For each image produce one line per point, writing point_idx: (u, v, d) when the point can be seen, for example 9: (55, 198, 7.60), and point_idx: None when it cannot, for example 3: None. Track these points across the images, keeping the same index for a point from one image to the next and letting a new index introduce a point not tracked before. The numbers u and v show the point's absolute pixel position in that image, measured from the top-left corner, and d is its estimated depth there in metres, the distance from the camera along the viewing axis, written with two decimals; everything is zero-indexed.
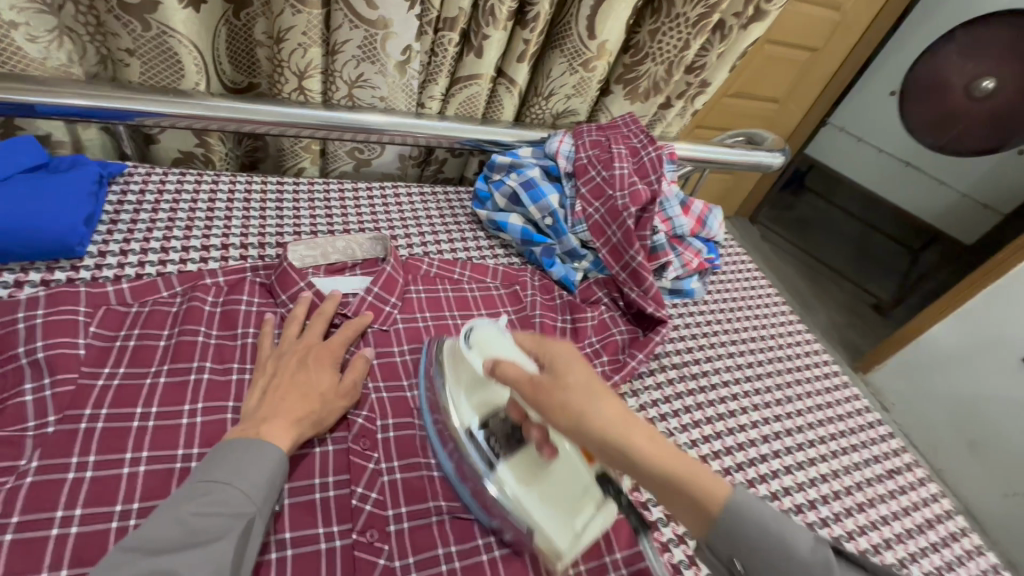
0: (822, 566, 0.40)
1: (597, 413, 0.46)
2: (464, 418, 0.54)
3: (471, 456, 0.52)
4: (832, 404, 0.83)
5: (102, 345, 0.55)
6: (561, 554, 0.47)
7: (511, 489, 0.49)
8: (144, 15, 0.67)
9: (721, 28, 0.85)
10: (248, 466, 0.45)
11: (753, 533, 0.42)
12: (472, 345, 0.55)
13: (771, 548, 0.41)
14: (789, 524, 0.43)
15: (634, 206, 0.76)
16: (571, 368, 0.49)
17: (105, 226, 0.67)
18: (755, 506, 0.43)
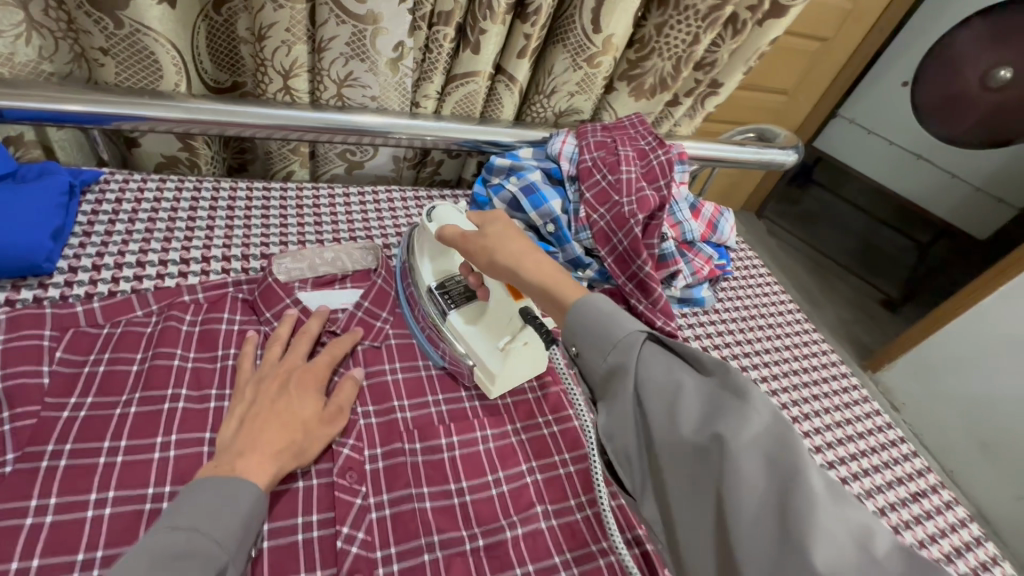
0: (630, 345, 0.43)
1: (505, 246, 0.54)
2: (424, 277, 0.63)
3: (427, 305, 0.61)
4: (851, 420, 0.79)
5: (69, 372, 0.50)
6: (495, 380, 0.58)
7: (456, 330, 0.59)
8: (117, 11, 0.62)
9: (734, 21, 0.80)
10: (221, 507, 0.41)
11: (584, 331, 0.45)
12: (433, 219, 0.63)
13: (594, 334, 0.44)
14: (624, 314, 0.45)
15: (642, 212, 0.72)
16: (495, 221, 0.57)
17: (78, 239, 0.63)
18: (594, 302, 0.46)
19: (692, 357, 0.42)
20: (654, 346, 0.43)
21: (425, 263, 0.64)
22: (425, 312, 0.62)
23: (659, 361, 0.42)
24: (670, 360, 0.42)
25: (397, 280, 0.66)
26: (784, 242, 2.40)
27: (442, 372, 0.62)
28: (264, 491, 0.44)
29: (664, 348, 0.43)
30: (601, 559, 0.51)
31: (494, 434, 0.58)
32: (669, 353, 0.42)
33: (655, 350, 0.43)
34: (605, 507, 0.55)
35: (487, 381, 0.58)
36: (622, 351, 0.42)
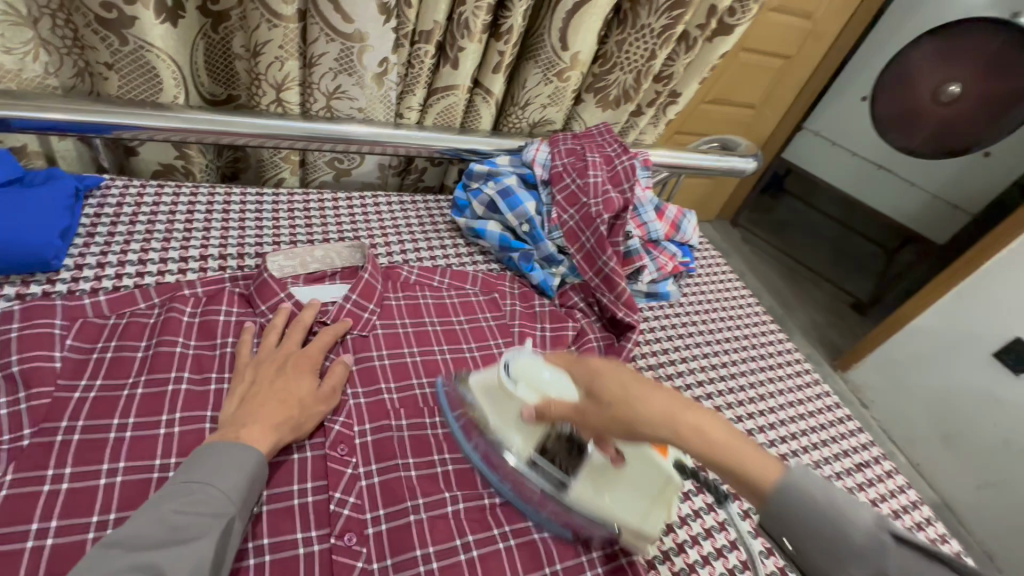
0: (875, 551, 0.39)
1: (644, 409, 0.45)
2: (522, 452, 0.54)
3: (540, 483, 0.53)
4: (803, 401, 0.86)
5: (79, 357, 0.55)
6: (648, 536, 0.53)
7: (592, 499, 0.52)
8: (122, 29, 0.67)
9: (686, 39, 0.88)
10: (227, 465, 0.45)
11: (801, 516, 0.41)
12: (511, 377, 0.53)
13: (826, 533, 0.40)
14: (847, 501, 0.41)
15: (607, 213, 0.78)
16: (604, 374, 0.48)
17: (82, 239, 0.67)
18: (808, 482, 0.42)
19: (953, 560, 0.37)
20: (907, 547, 0.38)
21: (512, 430, 0.54)
22: (542, 490, 0.54)
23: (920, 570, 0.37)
24: (929, 564, 0.37)
25: (460, 432, 0.60)
26: (756, 248, 2.51)
27: (426, 358, 0.67)
28: (264, 456, 0.48)
29: (917, 550, 0.38)
30: None
31: None
32: (926, 557, 0.37)
33: (906, 552, 0.38)
34: None
35: (637, 542, 0.54)
36: (865, 557, 0.39)
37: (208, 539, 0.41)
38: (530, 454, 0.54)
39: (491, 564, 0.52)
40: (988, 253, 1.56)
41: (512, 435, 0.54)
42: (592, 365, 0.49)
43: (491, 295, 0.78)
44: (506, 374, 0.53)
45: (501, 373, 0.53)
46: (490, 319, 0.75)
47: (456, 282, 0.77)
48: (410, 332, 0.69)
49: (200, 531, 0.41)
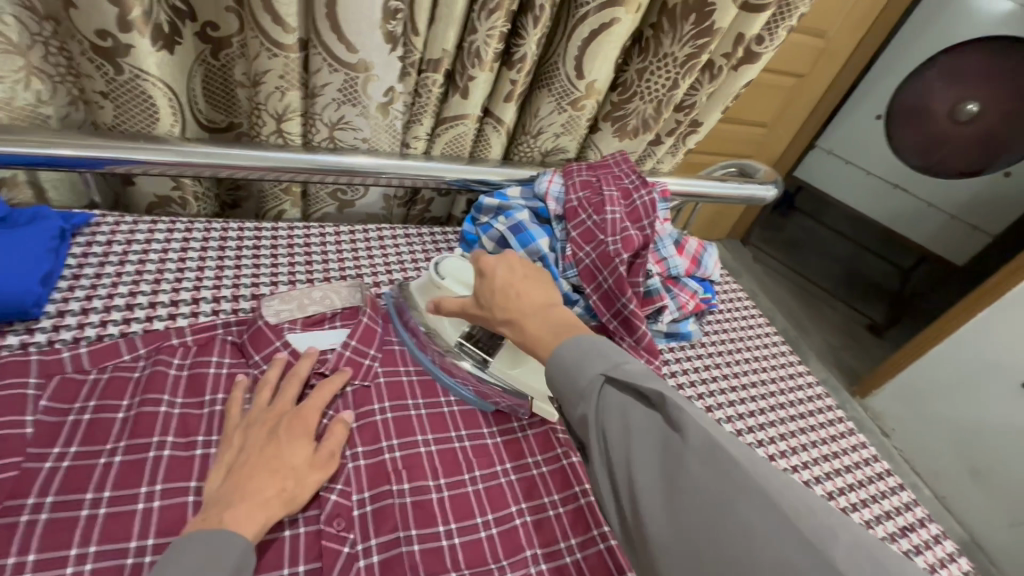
0: (588, 392, 0.46)
1: (517, 300, 0.56)
2: (449, 338, 0.64)
3: (468, 365, 0.63)
4: (838, 453, 0.80)
5: (54, 421, 0.50)
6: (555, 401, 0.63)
7: (508, 373, 0.62)
8: (118, 59, 0.64)
9: (710, 67, 0.84)
10: (207, 562, 0.41)
11: (556, 377, 0.48)
12: (444, 276, 0.64)
13: (567, 387, 0.48)
14: (593, 354, 0.48)
15: (627, 252, 0.73)
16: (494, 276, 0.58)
17: (66, 282, 0.63)
18: (564, 350, 0.50)
19: (645, 393, 0.44)
20: (614, 388, 0.46)
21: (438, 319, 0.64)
22: (468, 369, 0.63)
23: (616, 401, 0.45)
24: (625, 400, 0.45)
25: (410, 342, 0.67)
26: (769, 269, 2.45)
27: (432, 413, 0.62)
28: (252, 541, 0.44)
29: (620, 389, 0.46)
30: None
31: (483, 474, 0.59)
32: (628, 394, 0.45)
33: (616, 392, 0.46)
34: (596, 550, 0.55)
35: (548, 409, 0.62)
36: (584, 398, 0.46)
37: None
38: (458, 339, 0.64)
39: None
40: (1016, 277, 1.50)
41: (438, 325, 0.64)
42: (481, 266, 0.59)
43: None
44: (433, 269, 0.64)
45: (432, 271, 0.64)
46: None
47: None
48: (415, 381, 0.64)
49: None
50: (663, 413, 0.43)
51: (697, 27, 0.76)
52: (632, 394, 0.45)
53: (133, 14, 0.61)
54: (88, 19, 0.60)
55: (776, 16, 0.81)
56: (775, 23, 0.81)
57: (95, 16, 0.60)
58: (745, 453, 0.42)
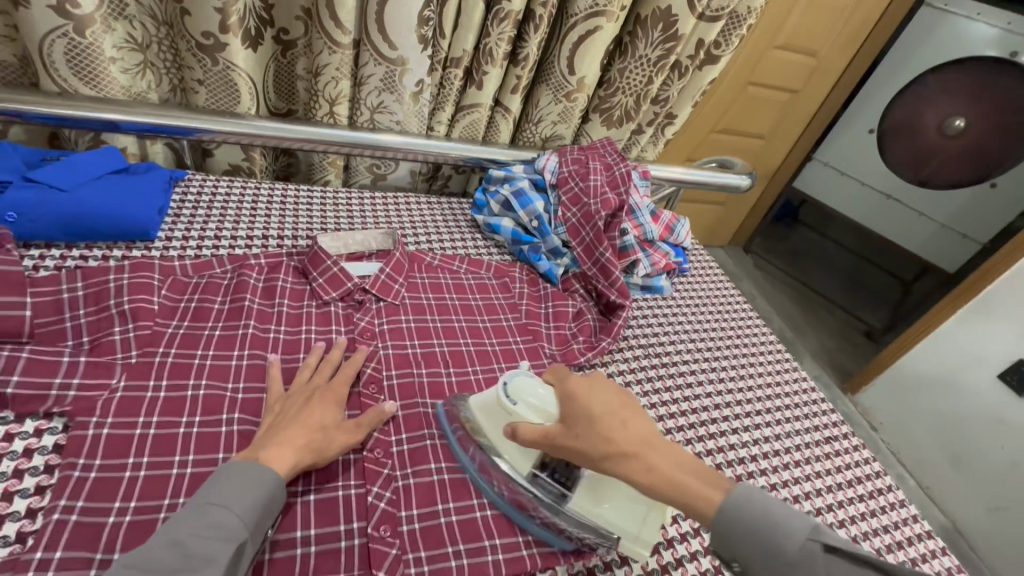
0: (805, 561, 0.45)
1: (621, 434, 0.52)
2: (520, 469, 0.58)
3: (539, 496, 0.57)
4: (781, 384, 0.96)
5: (171, 304, 0.68)
6: (647, 543, 0.55)
7: (590, 512, 0.55)
8: (216, 53, 0.84)
9: (678, 67, 1.02)
10: (249, 492, 0.49)
11: (743, 542, 0.47)
12: (511, 395, 0.59)
13: (762, 549, 0.47)
14: (786, 515, 0.48)
15: (605, 210, 0.91)
16: (589, 401, 0.55)
17: (171, 218, 0.83)
18: (745, 500, 0.49)
19: (892, 568, 0.42)
20: (833, 555, 0.45)
21: (506, 442, 0.59)
22: (538, 503, 0.57)
23: (846, 574, 0.43)
24: (862, 571, 0.43)
25: (476, 472, 0.62)
26: (765, 272, 2.59)
27: (445, 324, 0.80)
28: (282, 478, 0.52)
29: (842, 556, 0.44)
30: None
31: (483, 369, 0.76)
32: (855, 563, 0.43)
33: (835, 559, 0.44)
34: None
35: (639, 551, 0.55)
36: (800, 571, 0.45)
37: (221, 561, 0.44)
38: (529, 470, 0.58)
39: None
40: (1001, 264, 1.61)
41: (508, 452, 0.59)
42: (571, 390, 0.56)
43: (503, 279, 0.90)
44: (503, 392, 0.59)
45: (500, 393, 0.59)
46: (501, 298, 0.88)
47: (473, 267, 0.90)
48: (432, 303, 0.83)
49: (216, 552, 0.45)
50: None
51: (665, 34, 0.94)
52: (864, 564, 0.42)
53: (231, 20, 0.81)
54: (198, 23, 0.81)
55: (728, 26, 0.99)
56: (728, 31, 0.99)
57: (207, 19, 0.80)
58: None
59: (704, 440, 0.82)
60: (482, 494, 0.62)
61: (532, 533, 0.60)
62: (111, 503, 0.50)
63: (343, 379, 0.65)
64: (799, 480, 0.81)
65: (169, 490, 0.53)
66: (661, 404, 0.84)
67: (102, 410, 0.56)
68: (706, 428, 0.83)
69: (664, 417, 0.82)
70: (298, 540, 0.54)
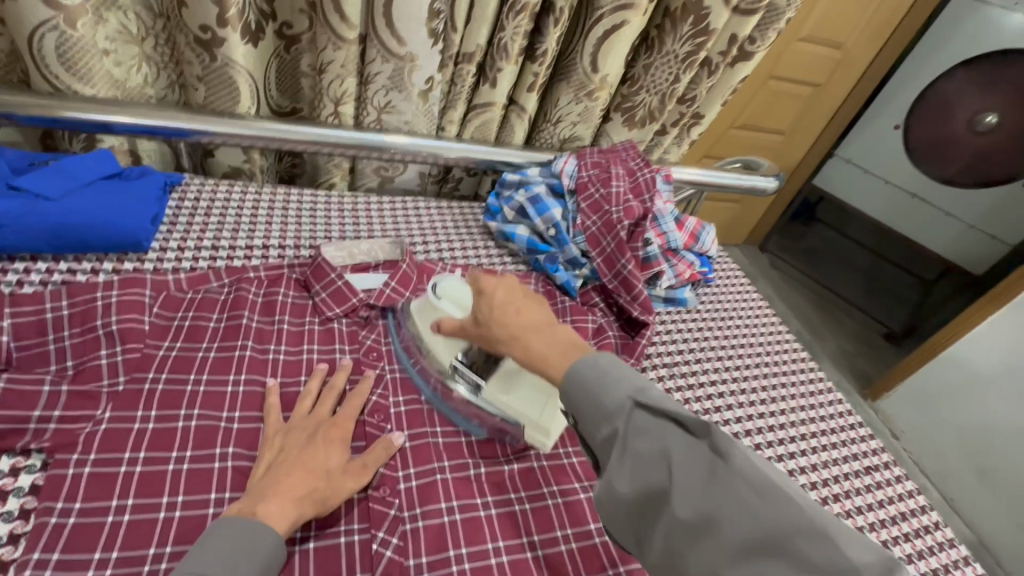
0: (617, 413, 0.47)
1: (512, 320, 0.57)
2: (443, 361, 0.65)
3: (460, 387, 0.64)
4: (815, 406, 0.89)
5: (163, 323, 0.63)
6: (546, 430, 0.62)
7: (499, 400, 0.62)
8: (214, 49, 0.79)
9: (708, 64, 0.95)
10: (240, 556, 0.45)
11: (574, 397, 0.49)
12: (440, 295, 0.66)
13: (587, 405, 0.48)
14: (616, 377, 0.49)
15: (628, 219, 0.85)
16: (493, 296, 0.59)
17: (166, 226, 0.78)
18: (588, 368, 0.50)
19: (686, 420, 0.45)
20: (641, 408, 0.47)
21: (432, 337, 0.66)
22: (459, 392, 0.64)
23: (647, 424, 0.46)
24: (662, 423, 0.46)
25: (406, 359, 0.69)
26: (783, 273, 2.51)
27: None
28: (282, 536, 0.47)
29: (650, 411, 0.47)
30: (582, 493, 0.62)
31: None
32: (659, 416, 0.46)
33: (643, 413, 0.47)
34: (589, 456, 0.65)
35: (540, 437, 0.63)
36: (610, 419, 0.47)
37: None
38: (451, 362, 0.65)
39: (508, 523, 0.58)
40: None
41: (434, 346, 0.65)
42: (480, 286, 0.60)
43: None
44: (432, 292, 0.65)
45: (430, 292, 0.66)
46: None
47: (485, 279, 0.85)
48: None
49: None
50: (709, 441, 0.44)
51: (695, 28, 0.87)
52: (665, 417, 0.46)
53: (229, 13, 0.75)
54: (195, 16, 0.75)
55: (764, 19, 0.92)
56: (764, 25, 0.92)
57: (204, 12, 0.75)
58: (777, 472, 0.44)
59: None
60: (498, 538, 0.57)
61: None
62: (90, 555, 0.46)
63: (347, 409, 0.60)
64: (839, 515, 0.74)
65: (155, 535, 0.49)
66: None
67: (84, 445, 0.51)
68: None
69: None
70: None
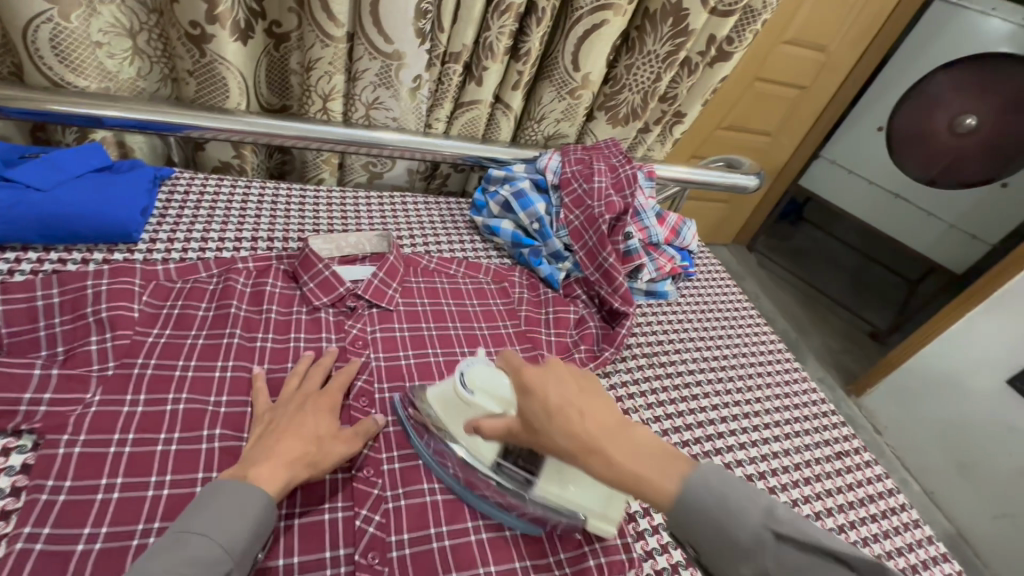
0: (755, 548, 0.45)
1: (583, 423, 0.50)
2: (483, 457, 0.57)
3: (505, 483, 0.56)
4: (789, 395, 0.92)
5: (152, 311, 0.65)
6: (613, 518, 0.55)
7: (558, 493, 0.55)
8: (203, 45, 0.80)
9: (688, 64, 0.98)
10: (229, 518, 0.46)
11: (704, 537, 0.47)
12: (469, 386, 0.58)
13: (715, 539, 0.46)
14: (741, 498, 0.47)
15: (609, 214, 0.87)
16: (548, 389, 0.52)
17: (156, 219, 0.80)
18: (704, 489, 0.47)
19: (842, 551, 0.43)
20: (782, 540, 0.45)
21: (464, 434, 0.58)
22: (504, 489, 0.57)
23: (796, 561, 0.44)
24: (811, 557, 0.43)
25: (430, 457, 0.61)
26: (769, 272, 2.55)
27: (440, 332, 0.77)
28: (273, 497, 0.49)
29: (793, 543, 0.44)
30: None
31: None
32: (805, 549, 0.44)
33: (783, 546, 0.44)
34: None
35: (606, 528, 0.56)
36: (749, 558, 0.45)
37: None
38: (494, 458, 0.57)
39: (487, 501, 0.60)
40: (1008, 272, 1.58)
41: (467, 444, 0.58)
42: (525, 383, 0.53)
43: (501, 284, 0.87)
44: (460, 382, 0.58)
45: (455, 382, 0.58)
46: (500, 304, 0.84)
47: (471, 272, 0.87)
48: (428, 310, 0.79)
49: None
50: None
51: (674, 29, 0.90)
52: (817, 551, 0.43)
53: (218, 10, 0.77)
54: (185, 12, 0.77)
55: (742, 21, 0.95)
56: (742, 27, 0.95)
57: (193, 9, 0.76)
58: None
59: (709, 456, 0.78)
60: (477, 517, 0.59)
61: (530, 560, 0.57)
62: (80, 530, 0.48)
63: (332, 394, 0.62)
64: (810, 498, 0.77)
65: (143, 513, 0.50)
66: (665, 417, 0.80)
67: (74, 426, 0.53)
68: (712, 443, 0.79)
69: (669, 431, 0.79)
70: (281, 567, 0.51)
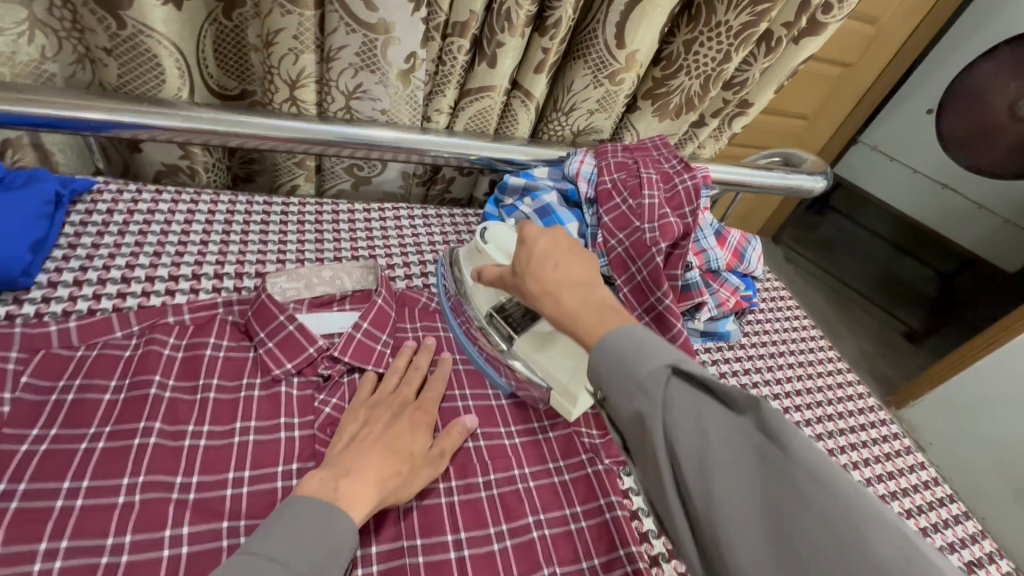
0: (652, 385, 0.36)
1: (552, 270, 0.47)
2: (480, 306, 0.61)
3: (492, 334, 0.60)
4: (894, 474, 0.72)
5: (35, 399, 0.45)
6: (574, 400, 0.57)
7: (530, 357, 0.58)
8: (119, 11, 0.59)
9: (767, 39, 0.76)
10: (315, 543, 0.39)
11: (605, 368, 0.39)
12: (487, 241, 0.61)
13: (617, 376, 0.38)
14: (654, 341, 0.39)
15: (665, 240, 0.66)
16: (535, 241, 0.50)
17: (62, 251, 0.59)
18: (619, 334, 0.40)
19: (730, 395, 0.36)
20: (680, 380, 0.37)
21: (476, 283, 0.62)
22: (491, 342, 0.60)
23: (686, 399, 0.36)
24: (700, 397, 0.36)
25: (447, 307, 0.66)
26: (802, 269, 2.32)
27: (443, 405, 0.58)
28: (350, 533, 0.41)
29: (688, 382, 0.37)
30: None
31: (499, 478, 0.54)
32: (696, 389, 0.36)
33: (680, 384, 0.37)
34: (621, 573, 0.50)
35: (566, 405, 0.57)
36: (641, 391, 0.36)
37: None
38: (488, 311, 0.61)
39: None
40: None
41: (474, 293, 0.62)
42: (522, 233, 0.51)
43: None
44: (477, 235, 0.61)
45: (476, 236, 0.61)
46: None
47: None
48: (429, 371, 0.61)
49: None
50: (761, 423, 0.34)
51: None
52: (705, 390, 0.36)
53: None
54: None
55: None
56: None
57: None
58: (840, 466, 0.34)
59: None
60: None
61: None
62: None
63: None
64: None
65: None
66: None
67: None
68: None
69: None
70: None
